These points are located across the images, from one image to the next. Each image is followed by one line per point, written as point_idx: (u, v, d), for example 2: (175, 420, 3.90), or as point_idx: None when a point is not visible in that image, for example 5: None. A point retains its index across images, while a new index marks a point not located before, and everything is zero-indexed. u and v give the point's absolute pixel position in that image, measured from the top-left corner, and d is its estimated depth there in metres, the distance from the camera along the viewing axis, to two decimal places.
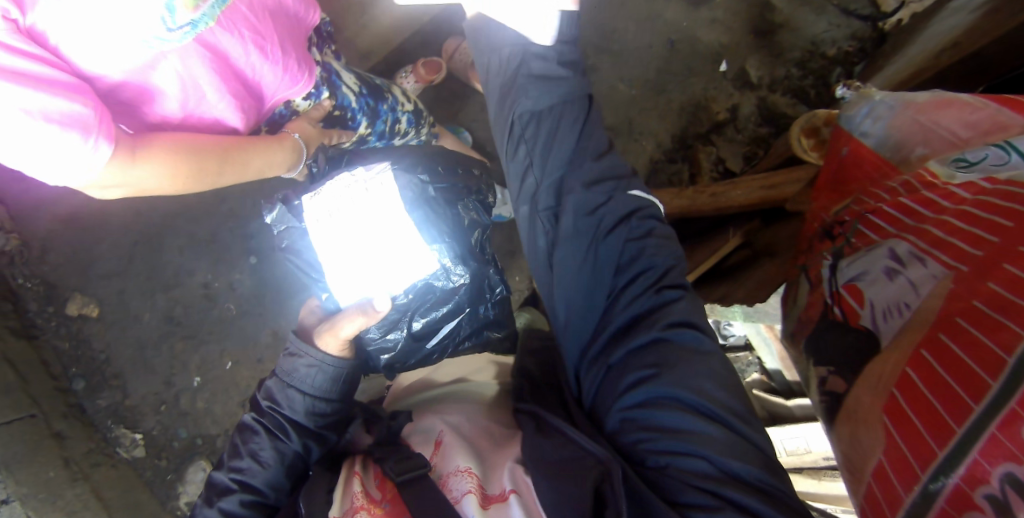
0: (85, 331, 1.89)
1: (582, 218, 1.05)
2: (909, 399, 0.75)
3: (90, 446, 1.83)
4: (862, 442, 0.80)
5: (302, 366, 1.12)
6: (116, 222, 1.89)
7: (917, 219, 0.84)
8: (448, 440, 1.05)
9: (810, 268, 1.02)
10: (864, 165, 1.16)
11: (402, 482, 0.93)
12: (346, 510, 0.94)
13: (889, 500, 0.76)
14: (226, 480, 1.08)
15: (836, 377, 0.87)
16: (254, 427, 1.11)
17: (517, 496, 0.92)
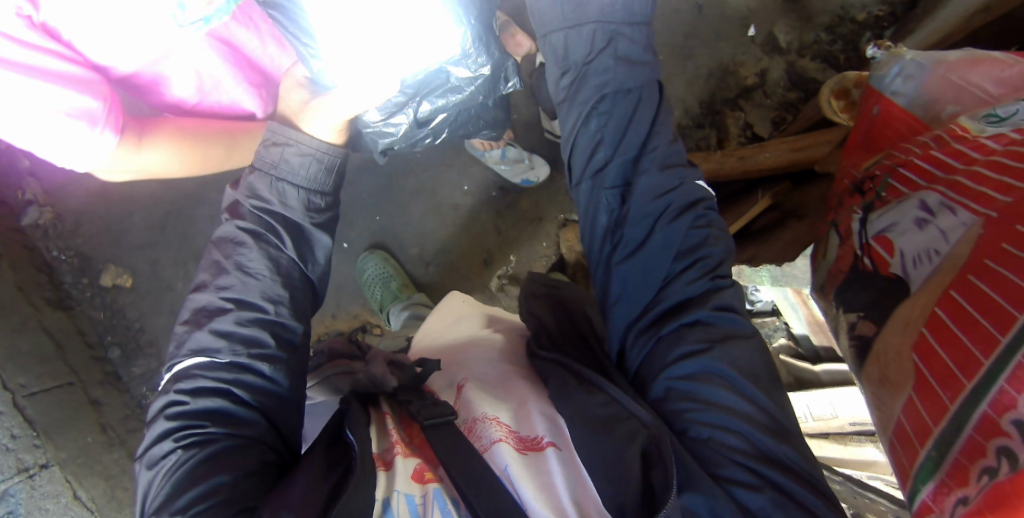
0: (120, 301, 1.94)
1: (646, 204, 1.04)
2: (937, 337, 0.75)
3: (126, 412, 1.90)
4: (891, 383, 0.81)
5: (292, 154, 1.11)
6: (148, 193, 1.92)
7: (947, 171, 0.82)
8: (473, 388, 1.05)
9: (839, 223, 1.01)
10: (893, 124, 1.14)
11: (430, 425, 0.93)
12: (384, 447, 0.95)
13: (918, 433, 0.76)
14: (217, 299, 1.05)
15: (864, 321, 0.86)
16: (237, 237, 1.08)
17: (553, 447, 0.94)
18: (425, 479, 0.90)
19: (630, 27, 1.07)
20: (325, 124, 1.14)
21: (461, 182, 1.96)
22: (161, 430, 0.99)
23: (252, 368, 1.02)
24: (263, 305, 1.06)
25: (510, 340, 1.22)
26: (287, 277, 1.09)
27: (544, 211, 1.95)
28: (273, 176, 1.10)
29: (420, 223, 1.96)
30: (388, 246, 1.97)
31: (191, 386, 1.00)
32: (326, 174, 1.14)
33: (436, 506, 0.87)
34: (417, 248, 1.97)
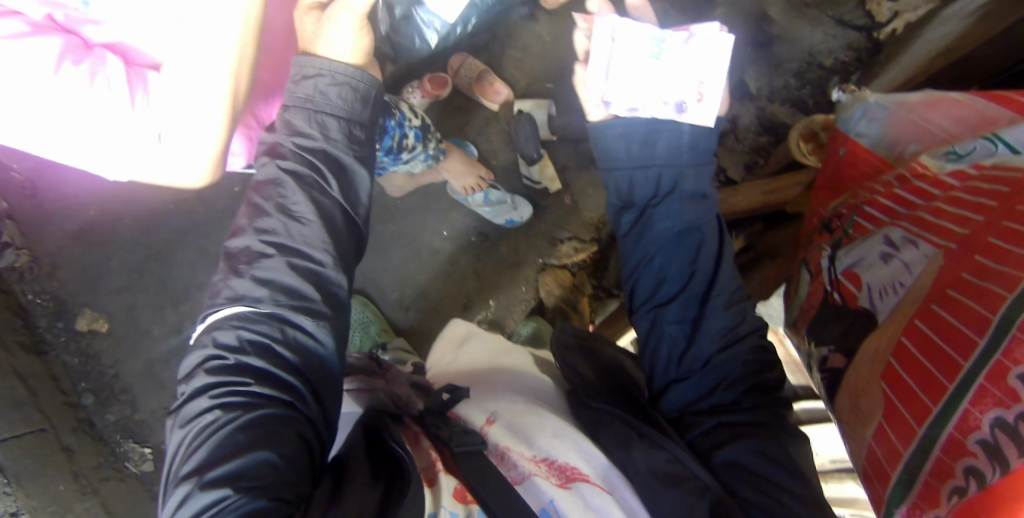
0: (95, 346, 1.89)
1: (709, 321, 1.07)
2: (903, 363, 0.78)
3: (98, 461, 1.86)
4: (863, 411, 0.83)
5: (324, 82, 1.09)
6: (127, 237, 1.91)
7: (909, 208, 0.87)
8: (505, 419, 1.01)
9: (810, 261, 1.05)
10: (858, 165, 1.20)
11: (460, 453, 0.91)
12: (424, 465, 0.93)
13: (889, 458, 0.79)
14: (257, 244, 1.04)
15: (835, 353, 0.88)
16: (278, 180, 1.07)
17: (598, 486, 0.91)
18: (467, 500, 0.87)
19: (694, 162, 1.12)
20: (342, 49, 1.12)
21: (440, 227, 1.98)
22: (198, 385, 0.95)
23: (297, 325, 1.00)
24: (308, 251, 1.04)
25: (532, 372, 1.20)
26: (332, 221, 1.08)
27: (523, 255, 1.96)
28: (309, 110, 1.09)
29: (399, 267, 1.97)
30: (366, 291, 1.97)
31: (232, 345, 0.97)
32: (363, 109, 1.12)
33: None
34: (396, 293, 1.97)
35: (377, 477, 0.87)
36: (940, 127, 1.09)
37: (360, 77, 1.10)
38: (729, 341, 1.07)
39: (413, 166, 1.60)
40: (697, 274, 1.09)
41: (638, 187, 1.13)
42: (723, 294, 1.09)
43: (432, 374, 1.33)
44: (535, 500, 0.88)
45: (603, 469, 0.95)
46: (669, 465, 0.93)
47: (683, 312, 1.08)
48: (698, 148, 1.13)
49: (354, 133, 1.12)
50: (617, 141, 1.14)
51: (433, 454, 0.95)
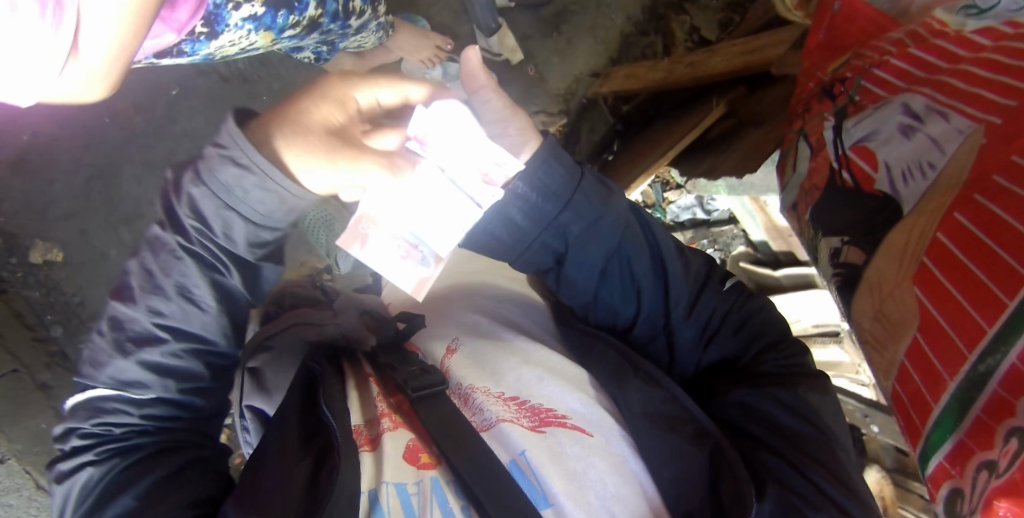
0: (54, 275, 1.75)
1: (681, 327, 1.07)
2: (943, 269, 0.64)
3: (79, 390, 1.78)
4: (892, 321, 0.70)
5: (252, 187, 0.88)
6: (65, 157, 1.72)
7: (931, 71, 0.77)
8: (463, 353, 1.02)
9: (809, 133, 0.95)
10: (859, 22, 1.04)
11: (417, 398, 0.88)
12: (368, 420, 0.89)
13: (930, 385, 0.65)
14: (148, 324, 0.94)
15: (851, 247, 0.76)
16: (176, 250, 0.92)
17: (582, 431, 0.90)
18: (419, 463, 0.83)
19: (575, 182, 1.00)
20: (319, 179, 0.91)
21: None
22: (81, 433, 0.96)
23: (196, 350, 0.97)
24: (226, 243, 0.92)
25: (497, 282, 1.25)
26: (268, 218, 0.92)
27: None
28: (234, 168, 0.87)
29: None
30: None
31: (122, 391, 0.96)
32: (284, 209, 0.92)
33: (433, 498, 0.79)
34: None
35: (310, 451, 0.84)
36: None
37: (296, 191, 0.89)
38: (704, 323, 1.08)
39: (363, 40, 1.46)
40: (644, 301, 1.06)
41: (549, 243, 1.03)
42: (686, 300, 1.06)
43: (389, 292, 1.31)
44: (506, 452, 0.85)
45: (584, 410, 0.93)
46: (664, 403, 0.94)
47: (654, 323, 1.08)
48: (566, 170, 1.00)
49: (275, 216, 0.92)
50: (480, 194, 1.01)
51: (383, 408, 0.91)
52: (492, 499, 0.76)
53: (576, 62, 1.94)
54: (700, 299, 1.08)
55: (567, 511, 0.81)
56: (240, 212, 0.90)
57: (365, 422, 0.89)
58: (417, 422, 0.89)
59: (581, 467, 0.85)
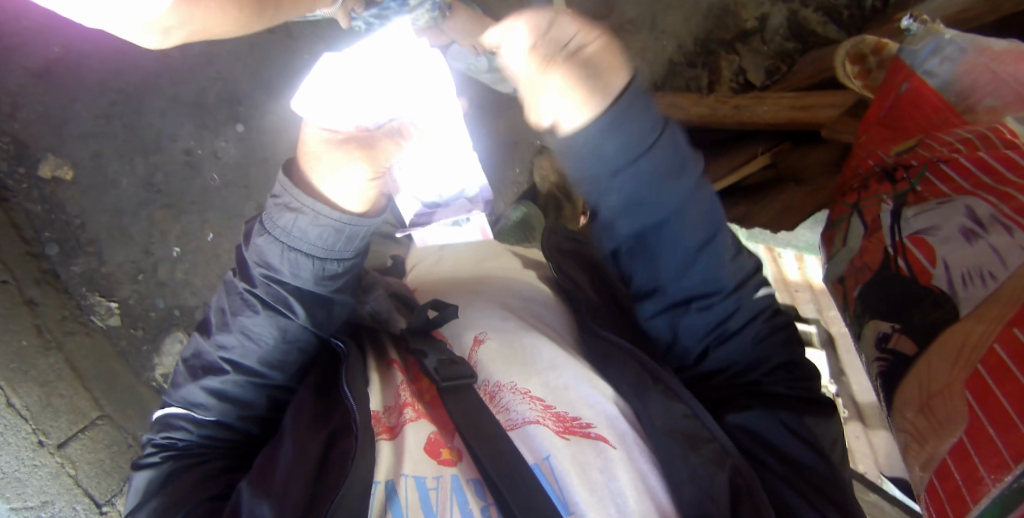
0: (59, 195, 1.63)
1: (696, 313, 1.02)
2: (997, 378, 0.65)
3: (62, 313, 1.66)
4: (938, 419, 0.71)
5: (308, 223, 0.90)
6: (93, 74, 1.59)
7: (997, 179, 0.77)
8: (494, 344, 1.01)
9: (864, 210, 0.96)
10: (921, 105, 1.08)
11: (446, 389, 0.91)
12: (388, 407, 0.92)
13: (969, 486, 0.66)
14: (216, 358, 0.98)
15: (903, 336, 0.77)
16: (245, 295, 0.96)
17: (604, 442, 0.92)
18: (440, 457, 0.87)
19: (672, 162, 0.89)
20: (349, 196, 0.91)
21: None
22: (153, 442, 1.04)
23: (256, 378, 0.99)
24: (282, 281, 0.94)
25: (522, 282, 1.23)
26: (336, 252, 0.93)
27: (521, 134, 1.92)
28: (287, 212, 0.91)
29: None
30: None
31: (188, 410, 1.01)
32: (345, 239, 0.93)
33: (453, 496, 0.83)
34: None
35: (325, 427, 0.91)
36: (1010, 86, 0.99)
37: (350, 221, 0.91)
38: (722, 315, 1.03)
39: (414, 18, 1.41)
40: (688, 277, 0.98)
41: (616, 228, 0.94)
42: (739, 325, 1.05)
43: (415, 279, 1.28)
44: (531, 454, 0.89)
45: (608, 418, 0.96)
46: (684, 419, 0.96)
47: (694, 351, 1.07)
48: (645, 124, 0.86)
49: (337, 247, 0.93)
50: (567, 146, 0.87)
51: (405, 397, 0.94)
52: (522, 501, 0.79)
53: None
54: (727, 296, 1.02)
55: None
56: (300, 250, 0.92)
57: (382, 408, 0.92)
58: (440, 413, 0.92)
59: (604, 477, 0.88)
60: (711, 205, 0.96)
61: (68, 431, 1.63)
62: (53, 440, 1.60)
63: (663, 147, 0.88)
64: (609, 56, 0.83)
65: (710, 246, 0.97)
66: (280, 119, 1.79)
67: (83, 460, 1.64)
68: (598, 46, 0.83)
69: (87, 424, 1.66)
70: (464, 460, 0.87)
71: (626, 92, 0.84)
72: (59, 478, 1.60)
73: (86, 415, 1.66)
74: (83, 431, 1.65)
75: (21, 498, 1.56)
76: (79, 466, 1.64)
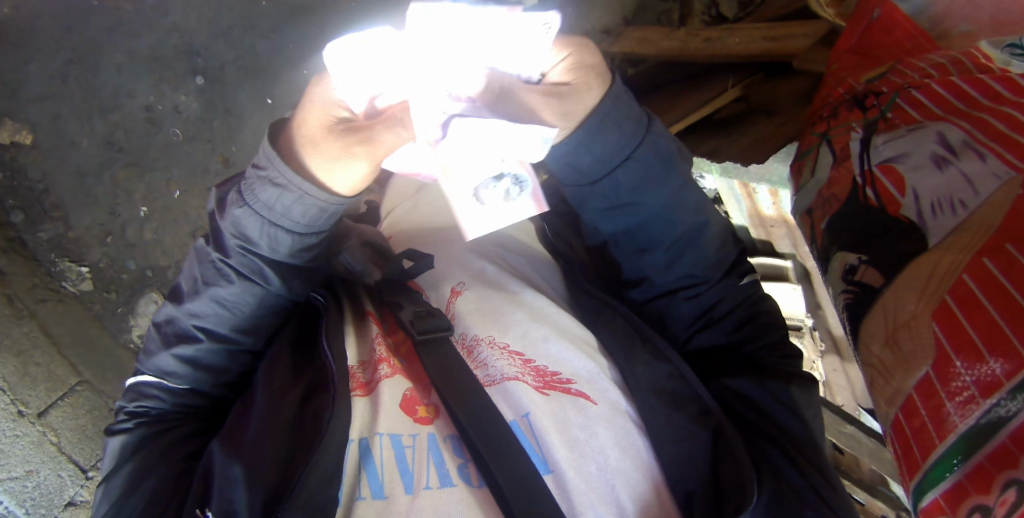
0: (20, 160, 1.58)
1: (684, 301, 1.11)
2: (965, 310, 0.66)
3: (33, 282, 1.63)
4: (904, 352, 0.72)
5: (288, 199, 0.87)
6: (45, 34, 1.53)
7: (968, 104, 0.77)
8: (467, 299, 1.03)
9: (832, 138, 0.96)
10: (894, 32, 1.06)
11: (421, 340, 0.92)
12: (364, 361, 0.92)
13: (935, 423, 0.68)
14: (188, 326, 0.97)
15: (869, 268, 0.78)
16: (223, 265, 0.93)
17: (584, 397, 0.94)
18: (416, 416, 0.88)
19: (654, 166, 0.99)
20: (344, 181, 0.86)
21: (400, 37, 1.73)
22: (125, 410, 1.03)
23: (231, 346, 0.99)
24: (260, 253, 0.92)
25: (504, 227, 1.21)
26: (316, 227, 0.91)
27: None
28: (272, 187, 0.87)
29: None
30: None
31: (161, 378, 1.00)
32: (328, 217, 0.90)
33: (428, 457, 0.85)
34: None
35: (300, 381, 0.92)
36: (986, 11, 0.98)
37: (332, 199, 0.87)
38: (709, 305, 1.12)
39: None
40: (672, 271, 1.09)
41: (606, 226, 1.05)
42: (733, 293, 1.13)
43: (392, 226, 1.24)
44: (510, 411, 0.91)
45: (589, 375, 0.97)
46: (670, 380, 1.00)
47: (695, 312, 1.12)
48: (627, 133, 0.93)
49: (317, 223, 0.90)
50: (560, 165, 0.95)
51: (381, 351, 0.94)
52: (499, 460, 0.81)
53: (590, 15, 1.85)
54: (714, 283, 1.11)
55: (567, 478, 0.87)
56: (281, 227, 0.90)
57: (358, 363, 0.92)
58: (412, 369, 0.94)
59: (584, 435, 0.91)
60: (697, 201, 1.06)
61: (47, 399, 1.61)
62: (32, 409, 1.58)
63: (643, 155, 0.97)
64: (584, 68, 0.85)
65: (693, 239, 1.07)
66: (241, 67, 1.69)
67: (67, 428, 1.63)
68: (578, 76, 0.85)
69: (66, 390, 1.65)
70: (441, 417, 0.89)
71: (603, 104, 0.89)
72: (42, 446, 1.59)
73: (65, 382, 1.65)
74: (63, 399, 1.64)
75: (5, 469, 1.54)
76: (62, 434, 1.62)
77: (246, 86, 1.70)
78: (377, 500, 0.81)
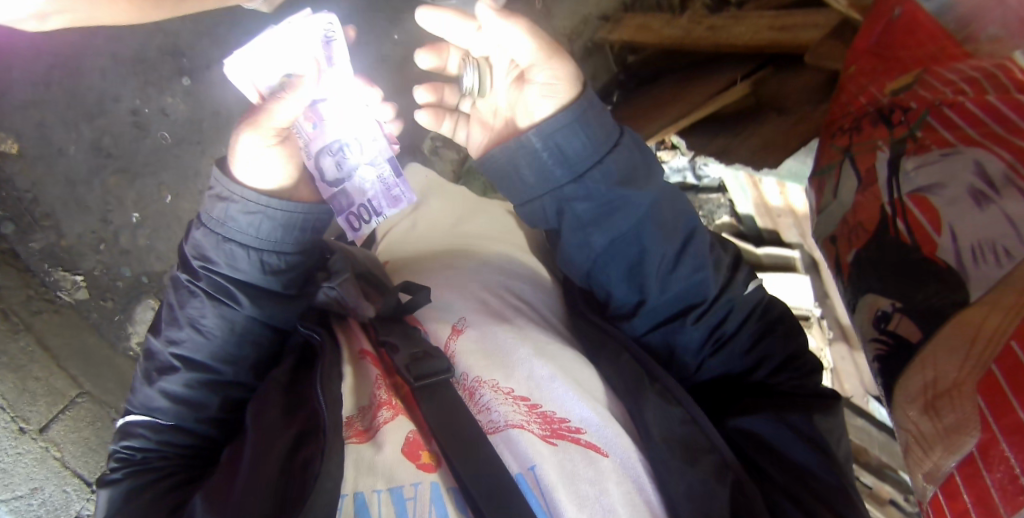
0: (6, 170, 1.47)
1: (690, 327, 0.97)
2: (1016, 384, 0.58)
3: (26, 294, 1.57)
4: (947, 423, 0.64)
5: (235, 209, 0.88)
6: (17, 36, 1.38)
7: (1008, 128, 0.72)
8: (475, 333, 0.89)
9: (856, 158, 0.91)
10: (915, 33, 1.00)
11: (421, 386, 0.79)
12: (362, 409, 0.81)
13: (980, 508, 0.60)
14: (168, 356, 0.93)
15: (904, 320, 0.71)
16: (189, 287, 0.92)
17: (596, 449, 0.80)
18: (420, 462, 0.76)
19: (625, 176, 0.92)
20: (268, 171, 0.89)
21: (391, 29, 1.66)
22: (114, 458, 0.95)
23: (213, 376, 0.94)
24: (222, 271, 0.91)
25: (507, 246, 1.14)
26: (276, 242, 0.91)
27: None
28: (219, 202, 0.88)
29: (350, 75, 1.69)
30: None
31: (148, 415, 0.94)
32: (282, 230, 0.90)
33: (431, 511, 0.72)
34: None
35: (292, 428, 0.81)
36: (1016, 13, 0.91)
37: (278, 205, 0.89)
38: (716, 323, 0.98)
39: None
40: (665, 289, 0.96)
41: (590, 243, 0.95)
42: (744, 319, 1.00)
43: (387, 249, 1.17)
44: (515, 462, 0.76)
45: (597, 420, 0.83)
46: (682, 426, 0.86)
47: (706, 338, 0.99)
48: (598, 138, 0.90)
49: (275, 236, 0.90)
50: (526, 211, 0.95)
51: (382, 396, 0.82)
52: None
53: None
54: (715, 299, 0.97)
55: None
56: (236, 241, 0.89)
57: (357, 410, 0.81)
58: (416, 408, 0.81)
59: (595, 491, 0.75)
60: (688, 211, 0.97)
61: (48, 414, 1.57)
62: (34, 425, 1.54)
63: (614, 165, 0.91)
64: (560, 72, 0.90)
65: (689, 248, 0.95)
66: (227, 65, 1.60)
67: (68, 442, 1.60)
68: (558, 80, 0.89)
69: (67, 404, 1.60)
70: (445, 465, 0.76)
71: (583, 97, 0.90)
72: (46, 462, 1.56)
73: (66, 394, 1.60)
74: (64, 411, 1.60)
75: (10, 487, 1.52)
76: (65, 447, 1.59)
77: (232, 84, 1.62)
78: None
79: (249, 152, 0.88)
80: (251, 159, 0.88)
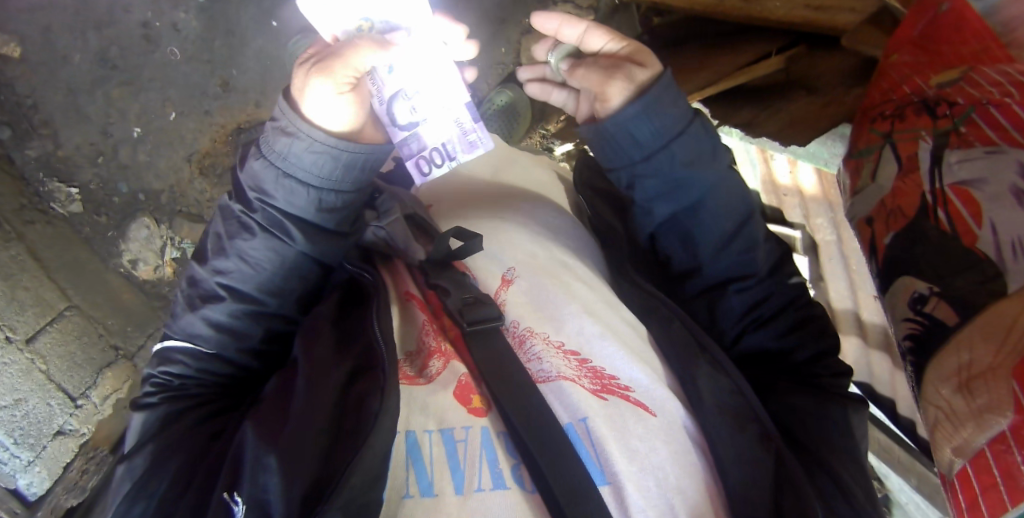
0: (7, 73, 1.48)
1: (732, 296, 1.07)
2: None
3: (20, 203, 1.57)
4: (977, 405, 0.68)
5: (301, 145, 0.91)
6: None
7: None
8: (521, 287, 0.96)
9: (897, 143, 0.95)
10: (962, 29, 1.01)
11: (470, 331, 0.87)
12: (412, 353, 0.88)
13: (1009, 486, 0.64)
14: (214, 285, 0.97)
15: (942, 304, 0.77)
16: (243, 219, 0.95)
17: (645, 409, 0.86)
18: (470, 406, 0.82)
19: (692, 158, 1.02)
20: (331, 117, 0.92)
21: None
22: (152, 381, 1.01)
23: (255, 306, 0.98)
24: (279, 208, 0.94)
25: (546, 201, 1.18)
26: (336, 182, 0.94)
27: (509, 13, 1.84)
28: (284, 137, 0.91)
29: None
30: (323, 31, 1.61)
31: (189, 343, 0.99)
32: (342, 170, 0.93)
33: (482, 453, 0.79)
34: None
35: (346, 364, 0.87)
36: None
37: (342, 146, 0.92)
38: (756, 299, 1.08)
39: None
40: (719, 259, 1.07)
41: (654, 210, 1.06)
42: (783, 305, 1.08)
43: (428, 192, 1.21)
44: (566, 413, 0.82)
45: (649, 383, 0.89)
46: (730, 397, 0.93)
47: (750, 315, 1.07)
48: (662, 122, 1.00)
49: (334, 175, 0.93)
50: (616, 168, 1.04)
51: (432, 343, 0.89)
52: (555, 469, 0.75)
53: None
54: (761, 277, 1.08)
55: (626, 491, 0.78)
56: (296, 177, 0.92)
57: (405, 355, 0.89)
58: (467, 355, 0.88)
59: (645, 447, 0.82)
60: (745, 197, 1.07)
61: (36, 324, 1.56)
62: (22, 335, 1.53)
63: (684, 149, 1.01)
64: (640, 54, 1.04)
65: (740, 230, 1.07)
66: None
67: (54, 355, 1.59)
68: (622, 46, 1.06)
69: (56, 316, 1.60)
70: (494, 409, 0.83)
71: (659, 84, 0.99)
72: (30, 374, 1.54)
73: (55, 306, 1.59)
74: (53, 324, 1.59)
75: None
76: (51, 361, 1.58)
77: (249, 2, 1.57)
78: (426, 498, 0.76)
79: (320, 97, 0.90)
80: (320, 107, 0.91)
